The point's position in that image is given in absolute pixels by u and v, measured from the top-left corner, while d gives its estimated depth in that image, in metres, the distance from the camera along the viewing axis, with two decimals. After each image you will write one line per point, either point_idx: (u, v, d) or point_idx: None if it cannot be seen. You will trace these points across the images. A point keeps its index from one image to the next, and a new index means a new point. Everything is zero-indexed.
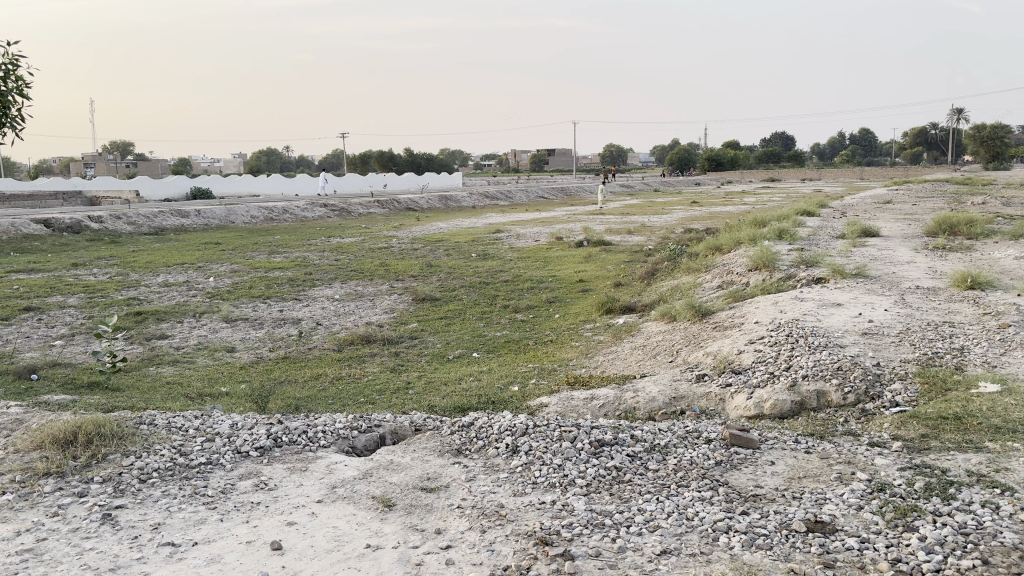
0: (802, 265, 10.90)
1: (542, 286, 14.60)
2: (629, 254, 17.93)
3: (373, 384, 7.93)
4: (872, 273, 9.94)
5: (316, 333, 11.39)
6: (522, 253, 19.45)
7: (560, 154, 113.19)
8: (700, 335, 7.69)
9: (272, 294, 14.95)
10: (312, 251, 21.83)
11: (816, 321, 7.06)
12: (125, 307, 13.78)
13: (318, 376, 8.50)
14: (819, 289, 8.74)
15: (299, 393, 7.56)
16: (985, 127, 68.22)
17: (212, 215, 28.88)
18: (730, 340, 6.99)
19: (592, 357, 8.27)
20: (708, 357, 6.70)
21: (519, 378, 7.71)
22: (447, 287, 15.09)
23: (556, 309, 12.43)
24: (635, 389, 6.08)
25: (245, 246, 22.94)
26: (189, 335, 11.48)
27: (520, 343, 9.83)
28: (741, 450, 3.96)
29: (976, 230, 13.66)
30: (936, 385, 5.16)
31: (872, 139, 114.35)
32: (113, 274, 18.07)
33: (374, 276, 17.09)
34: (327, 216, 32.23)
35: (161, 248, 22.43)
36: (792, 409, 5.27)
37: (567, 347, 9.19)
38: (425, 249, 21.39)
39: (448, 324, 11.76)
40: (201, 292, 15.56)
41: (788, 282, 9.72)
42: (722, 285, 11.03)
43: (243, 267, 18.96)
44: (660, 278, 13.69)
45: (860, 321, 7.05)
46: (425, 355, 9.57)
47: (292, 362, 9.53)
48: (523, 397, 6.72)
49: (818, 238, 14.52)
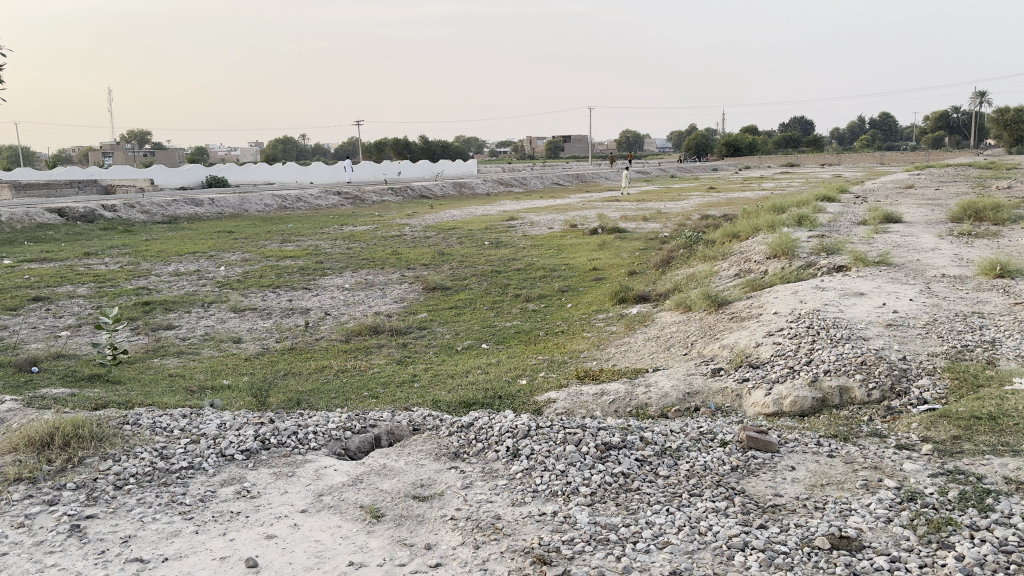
0: (823, 252, 10.56)
1: (554, 275, 14.32)
2: (644, 241, 17.60)
3: (377, 376, 7.74)
4: (896, 261, 9.58)
5: (323, 323, 11.22)
6: (535, 240, 19.19)
7: (575, 140, 112.62)
8: (716, 327, 7.41)
9: (282, 284, 14.79)
10: (324, 239, 21.66)
11: (837, 311, 6.76)
12: (134, 297, 13.66)
13: (322, 368, 8.31)
14: (839, 278, 8.43)
15: (301, 386, 7.36)
16: (1009, 110, 66.86)
17: (225, 204, 28.82)
18: (748, 332, 6.69)
19: (604, 350, 8.01)
20: (724, 350, 6.41)
21: (527, 371, 7.47)
22: (458, 275, 14.87)
23: (569, 298, 12.18)
24: (648, 383, 5.83)
25: (257, 234, 22.83)
26: (195, 326, 11.34)
27: (530, 333, 9.59)
28: (759, 454, 3.69)
29: (1004, 215, 13.24)
30: (967, 380, 4.86)
31: (892, 123, 112.71)
32: (124, 263, 18.00)
33: (385, 264, 16.89)
34: (340, 204, 32.08)
35: (174, 237, 22.35)
36: (814, 406, 5.00)
37: (578, 338, 8.94)
38: (438, 237, 21.14)
39: (458, 314, 11.53)
40: (210, 281, 15.43)
41: (807, 270, 9.40)
42: (739, 273, 10.71)
43: (255, 256, 18.84)
44: (675, 266, 13.37)
45: (885, 311, 6.73)
46: (434, 346, 9.36)
47: (299, 353, 9.35)
48: (531, 392, 6.47)
49: (839, 224, 14.14)
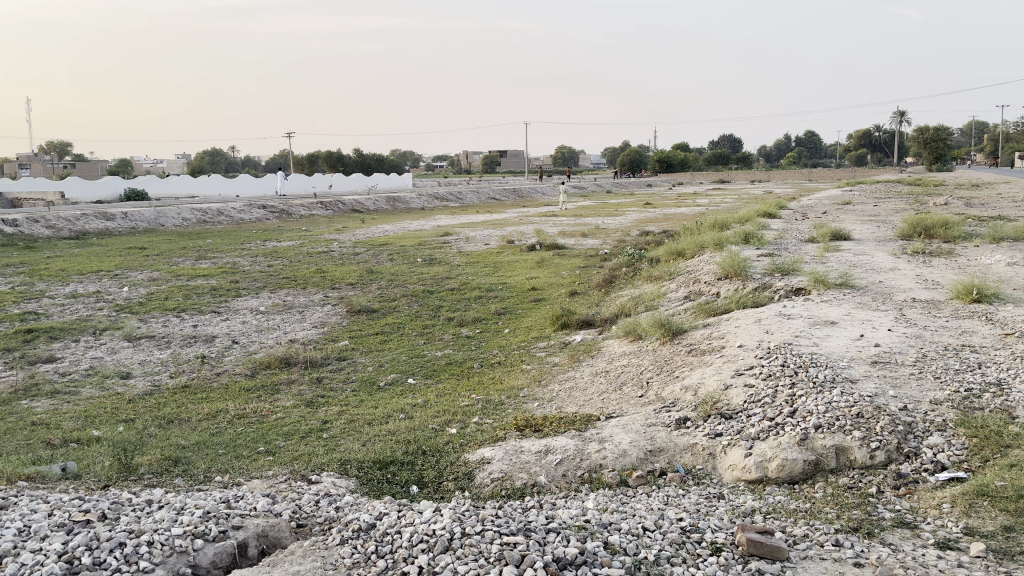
0: (777, 272, 9.78)
1: (491, 295, 13.31)
2: (584, 259, 16.71)
3: (279, 425, 6.52)
4: (859, 282, 8.87)
5: (229, 355, 9.91)
6: (471, 257, 18.17)
7: (511, 156, 112.88)
8: (674, 362, 6.46)
9: (189, 307, 13.36)
10: (244, 257, 20.15)
11: (812, 346, 5.90)
12: (16, 324, 12.05)
13: (216, 415, 7.06)
14: (804, 303, 7.63)
15: (186, 441, 6.12)
16: (928, 129, 69.16)
17: (140, 218, 26.92)
18: (713, 369, 5.76)
19: (545, 388, 6.98)
20: (687, 392, 5.47)
21: (458, 415, 6.40)
22: (387, 296, 13.71)
23: (505, 322, 11.17)
24: (601, 437, 4.82)
25: (171, 251, 21.16)
26: (80, 359, 9.89)
27: (463, 365, 8.52)
28: (766, 568, 2.74)
29: (953, 233, 12.82)
30: (989, 440, 4.01)
31: (817, 142, 116.40)
32: (16, 283, 16.23)
33: (307, 284, 15.58)
34: (265, 218, 30.45)
35: (78, 254, 20.53)
36: (806, 471, 4.10)
37: (516, 371, 7.89)
38: (367, 255, 19.84)
39: (383, 341, 10.36)
40: (109, 304, 13.88)
41: (764, 292, 8.62)
42: (689, 295, 9.89)
43: (164, 275, 17.28)
44: (618, 286, 12.53)
45: (865, 345, 5.91)
46: (352, 382, 8.17)
47: (193, 394, 8.05)
48: (460, 445, 5.39)
49: (787, 241, 13.52)
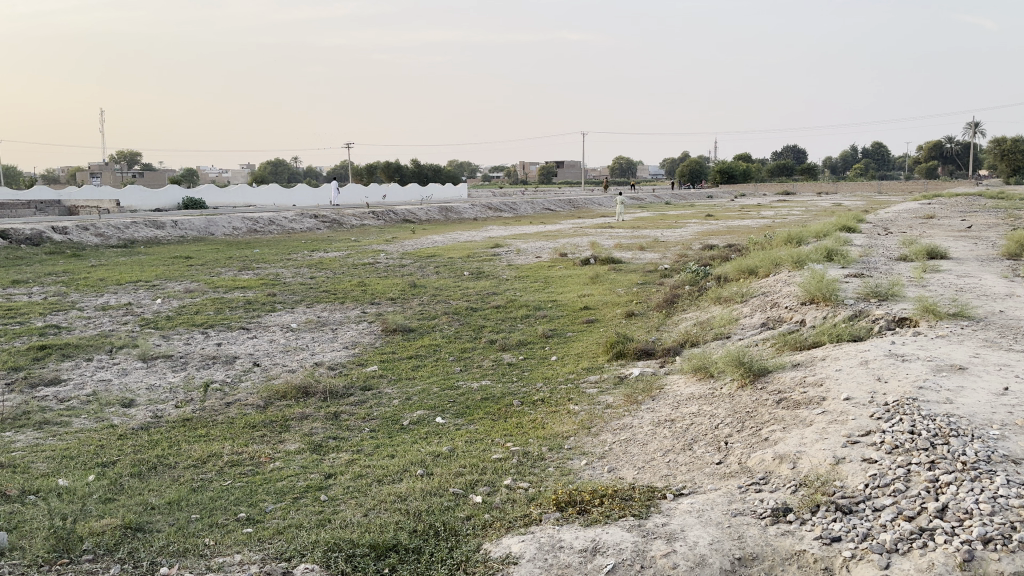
0: (872, 296, 8.34)
1: (539, 314, 12.12)
2: (642, 275, 15.37)
3: (273, 479, 5.40)
4: (976, 312, 7.40)
5: (245, 381, 8.91)
6: (521, 271, 17.03)
7: (568, 168, 112.04)
8: (758, 415, 5.13)
9: (218, 322, 12.51)
10: (288, 268, 19.38)
11: (945, 403, 4.52)
12: (35, 339, 11.30)
13: (206, 461, 5.98)
14: (916, 339, 6.23)
15: (157, 499, 5.03)
16: (1006, 140, 65.65)
17: (190, 227, 26.53)
18: (814, 433, 4.42)
19: (596, 439, 5.71)
20: (781, 465, 4.16)
21: (487, 473, 5.18)
22: (426, 313, 12.64)
23: (553, 347, 9.97)
24: (668, 531, 3.56)
25: (216, 261, 20.54)
26: (86, 382, 8.99)
27: (500, 402, 7.31)
28: None
29: None
30: None
31: (885, 154, 112.27)
32: (52, 293, 15.70)
33: (345, 299, 14.62)
34: (316, 228, 29.86)
35: (123, 263, 20.03)
36: None
37: (563, 413, 6.64)
38: (413, 267, 18.89)
39: (415, 368, 9.24)
40: (136, 318, 13.09)
41: (859, 323, 7.22)
42: (766, 322, 8.53)
43: (202, 286, 16.56)
44: (681, 307, 11.21)
45: (1015, 404, 4.51)
46: (372, 420, 7.05)
47: (193, 429, 7.02)
48: (482, 525, 4.17)
49: (874, 259, 12.00)
